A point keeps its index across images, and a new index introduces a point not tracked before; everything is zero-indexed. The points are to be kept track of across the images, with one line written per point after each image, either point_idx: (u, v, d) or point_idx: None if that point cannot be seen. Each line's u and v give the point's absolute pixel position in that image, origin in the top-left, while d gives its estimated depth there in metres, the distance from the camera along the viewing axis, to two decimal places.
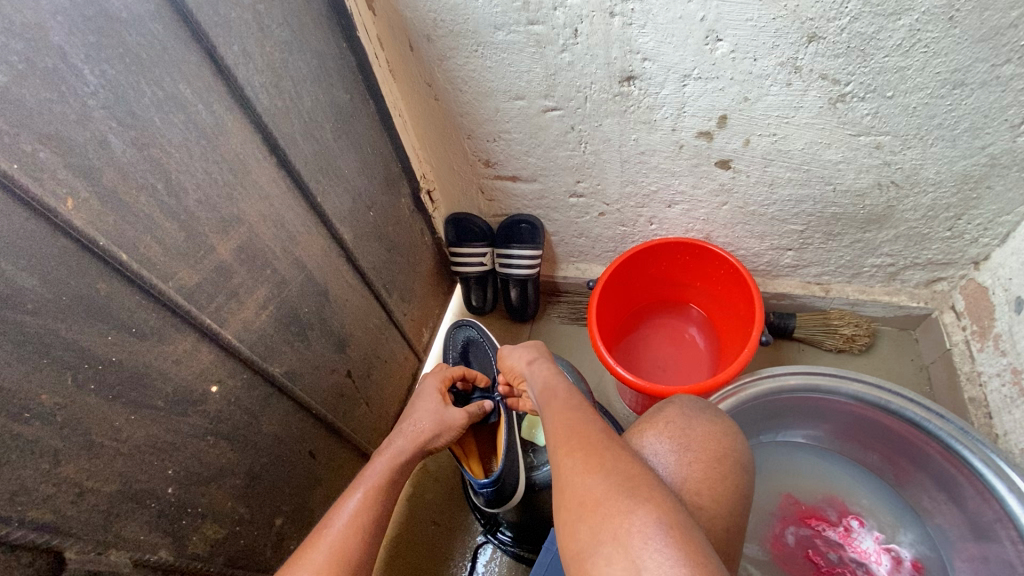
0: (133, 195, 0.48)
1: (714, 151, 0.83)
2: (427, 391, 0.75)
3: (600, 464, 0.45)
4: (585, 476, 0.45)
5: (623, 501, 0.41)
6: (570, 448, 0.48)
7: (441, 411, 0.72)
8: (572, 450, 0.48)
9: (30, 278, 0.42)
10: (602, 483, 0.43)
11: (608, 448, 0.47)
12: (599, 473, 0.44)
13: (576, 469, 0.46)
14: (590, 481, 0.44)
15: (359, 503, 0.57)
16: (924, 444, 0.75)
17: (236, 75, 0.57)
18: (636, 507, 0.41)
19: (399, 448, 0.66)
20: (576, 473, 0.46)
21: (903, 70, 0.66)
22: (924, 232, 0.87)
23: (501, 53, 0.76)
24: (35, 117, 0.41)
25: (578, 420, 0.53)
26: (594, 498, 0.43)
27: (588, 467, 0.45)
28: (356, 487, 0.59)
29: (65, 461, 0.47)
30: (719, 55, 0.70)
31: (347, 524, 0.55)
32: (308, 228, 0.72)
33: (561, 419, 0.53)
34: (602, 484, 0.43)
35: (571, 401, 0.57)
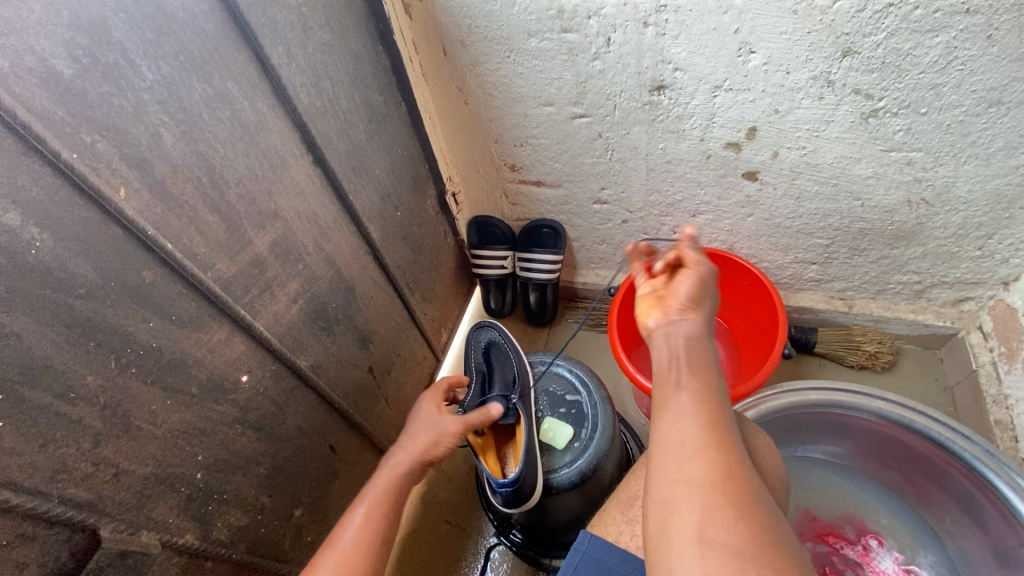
0: (179, 187, 0.50)
1: (742, 162, 0.83)
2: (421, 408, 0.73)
3: (729, 509, 0.38)
4: (706, 516, 0.38)
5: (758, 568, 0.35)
6: (695, 473, 0.40)
7: (434, 421, 0.70)
8: (694, 472, 0.40)
9: (82, 263, 0.44)
10: (730, 535, 0.37)
11: (742, 492, 0.39)
12: (728, 519, 0.38)
13: (698, 505, 0.39)
14: (712, 525, 0.38)
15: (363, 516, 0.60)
16: (948, 465, 0.74)
17: (280, 74, 0.59)
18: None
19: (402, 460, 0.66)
20: (698, 509, 0.39)
21: (938, 87, 0.66)
22: (953, 251, 0.86)
23: (533, 60, 0.78)
24: (95, 109, 0.42)
25: (708, 427, 0.43)
26: (721, 552, 0.36)
27: (716, 511, 0.38)
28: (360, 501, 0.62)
29: (104, 442, 0.48)
30: (751, 67, 0.70)
31: (358, 539, 0.58)
32: (339, 225, 0.73)
33: (682, 420, 0.44)
34: (731, 535, 0.37)
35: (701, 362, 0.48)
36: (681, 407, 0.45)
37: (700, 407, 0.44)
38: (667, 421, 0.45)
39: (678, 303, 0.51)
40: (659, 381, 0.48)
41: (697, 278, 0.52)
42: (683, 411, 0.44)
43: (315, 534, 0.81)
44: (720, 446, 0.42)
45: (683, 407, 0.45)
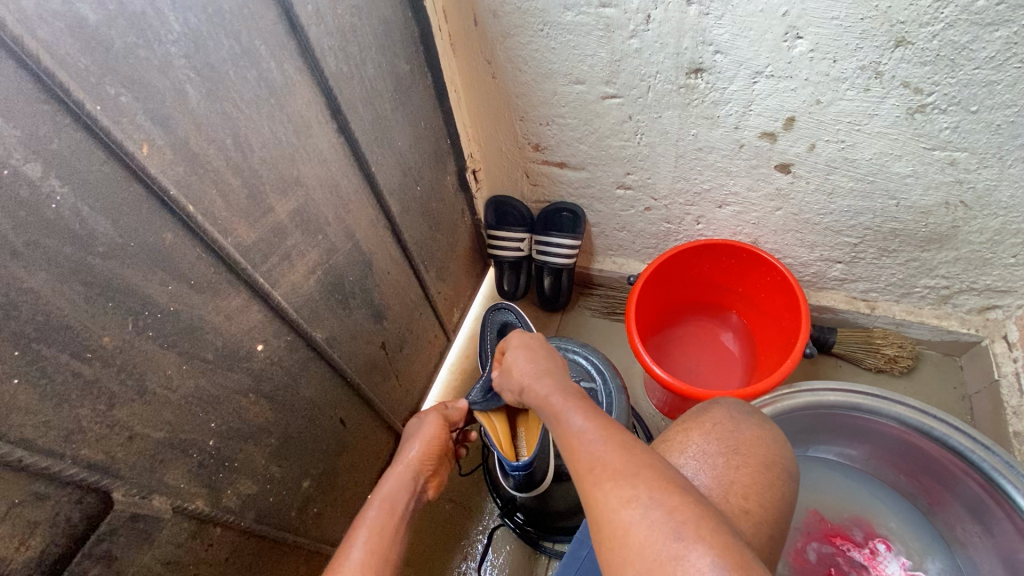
0: (203, 147, 0.48)
1: (775, 153, 0.81)
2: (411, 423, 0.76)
3: (638, 496, 0.42)
4: (625, 515, 0.41)
5: (674, 543, 0.39)
6: (599, 478, 0.44)
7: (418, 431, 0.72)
8: (609, 479, 0.44)
9: (102, 221, 0.42)
10: (648, 524, 0.40)
11: (645, 474, 0.43)
12: (639, 508, 0.41)
13: (614, 506, 0.42)
14: (632, 520, 0.41)
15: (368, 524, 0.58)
16: (965, 474, 0.73)
17: (308, 35, 0.56)
18: (688, 550, 0.38)
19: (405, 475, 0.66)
20: (617, 512, 0.42)
21: (992, 84, 0.63)
22: (987, 257, 0.84)
23: (567, 35, 0.75)
24: (120, 60, 0.40)
25: (604, 432, 0.49)
26: (649, 533, 0.40)
27: (629, 503, 0.42)
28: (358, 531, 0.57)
29: (119, 404, 0.47)
30: (796, 53, 0.67)
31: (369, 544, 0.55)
32: (360, 197, 0.72)
33: (580, 437, 0.49)
34: (648, 524, 0.40)
35: (579, 399, 0.55)
36: (580, 430, 0.50)
37: (594, 424, 0.50)
38: (570, 450, 0.49)
39: (535, 372, 0.61)
40: (556, 425, 0.53)
41: (524, 343, 0.67)
42: (580, 441, 0.49)
43: (321, 505, 0.81)
44: (613, 439, 0.47)
45: (578, 427, 0.50)
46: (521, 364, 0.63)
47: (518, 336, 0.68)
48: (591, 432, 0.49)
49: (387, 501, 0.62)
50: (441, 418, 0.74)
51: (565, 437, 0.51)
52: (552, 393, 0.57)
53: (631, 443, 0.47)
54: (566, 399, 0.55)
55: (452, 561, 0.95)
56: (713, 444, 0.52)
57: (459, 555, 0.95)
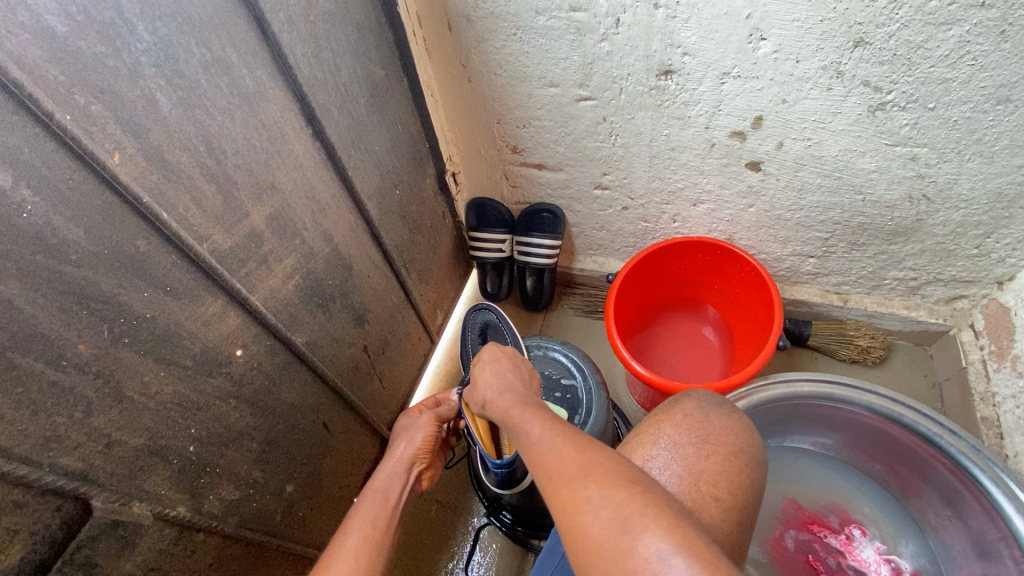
0: (176, 155, 0.49)
1: (746, 152, 0.83)
2: (403, 420, 0.78)
3: (589, 496, 0.42)
4: (581, 519, 0.42)
5: (627, 537, 0.39)
6: (554, 483, 0.45)
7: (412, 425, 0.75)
8: (564, 483, 0.45)
9: (75, 229, 0.43)
10: (601, 523, 0.41)
11: (594, 474, 0.44)
12: (592, 508, 0.42)
13: (570, 509, 0.43)
14: (588, 521, 0.42)
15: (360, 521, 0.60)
16: (933, 459, 0.75)
17: (280, 42, 0.57)
18: (637, 543, 0.39)
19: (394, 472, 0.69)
20: (574, 516, 0.42)
21: (947, 82, 0.66)
22: (950, 249, 0.87)
23: (540, 39, 0.76)
24: (89, 70, 0.41)
25: (556, 435, 0.49)
26: (604, 530, 0.41)
27: (582, 505, 0.42)
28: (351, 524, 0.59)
29: (97, 412, 0.48)
30: (761, 54, 0.69)
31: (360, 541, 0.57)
32: (337, 201, 0.72)
33: (536, 441, 0.50)
34: (600, 523, 0.41)
35: (540, 409, 0.55)
36: (535, 438, 0.51)
37: (547, 429, 0.51)
38: (529, 458, 0.50)
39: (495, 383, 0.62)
40: (516, 436, 0.54)
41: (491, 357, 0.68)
42: (540, 447, 0.50)
43: (305, 510, 0.81)
44: (564, 441, 0.48)
45: (533, 434, 0.51)
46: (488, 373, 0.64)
47: (489, 349, 0.69)
48: (544, 438, 0.50)
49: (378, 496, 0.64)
50: (436, 416, 0.76)
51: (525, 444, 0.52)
52: (509, 402, 0.58)
53: (580, 443, 0.48)
54: (525, 409, 0.56)
55: (439, 561, 0.96)
56: (684, 434, 0.54)
57: (446, 555, 0.96)
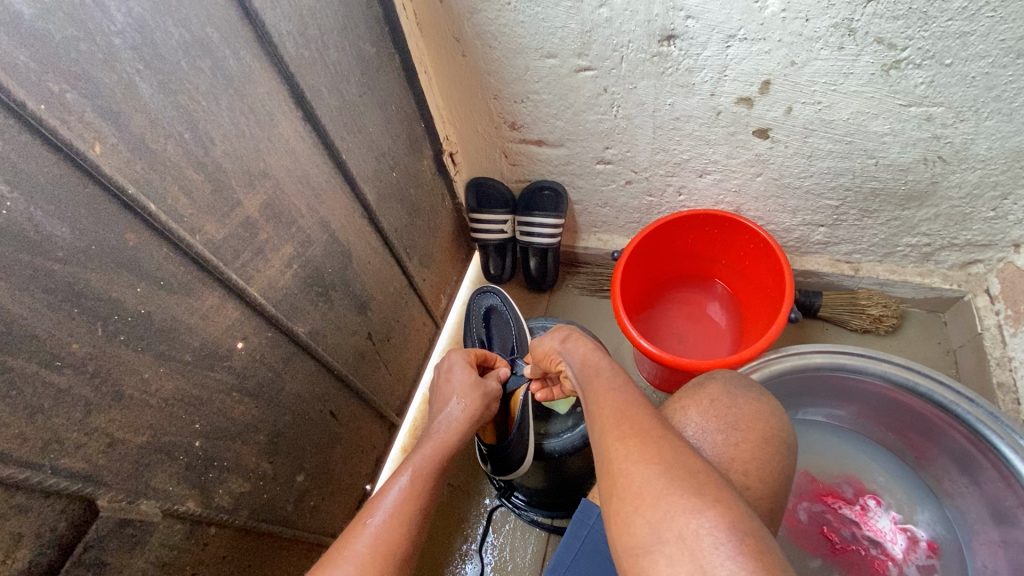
0: (160, 143, 0.47)
1: (753, 119, 0.80)
2: (457, 364, 0.73)
3: (660, 457, 0.43)
4: (642, 471, 0.43)
5: (686, 498, 0.40)
6: (623, 434, 0.46)
7: (477, 383, 0.71)
8: (631, 439, 0.46)
9: (59, 224, 0.41)
10: (663, 479, 0.42)
11: (669, 443, 0.45)
12: (659, 466, 0.42)
13: (632, 460, 0.44)
14: (647, 475, 0.42)
15: (405, 488, 0.54)
16: (951, 427, 0.74)
17: (263, 20, 0.54)
18: (699, 506, 0.39)
19: (449, 439, 0.63)
20: (635, 468, 0.43)
21: (966, 35, 0.62)
22: (967, 212, 0.84)
23: (535, 7, 0.72)
24: (60, 55, 0.39)
25: (633, 396, 0.51)
26: (661, 486, 0.41)
27: (647, 461, 0.43)
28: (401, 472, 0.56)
29: (96, 411, 0.47)
30: (768, 14, 0.66)
31: (392, 514, 0.51)
32: (333, 186, 0.70)
33: (612, 393, 0.52)
34: (662, 481, 0.41)
35: (617, 374, 0.55)
36: (613, 391, 0.52)
37: (628, 391, 0.52)
38: (599, 407, 0.51)
39: (576, 341, 0.63)
40: (587, 385, 0.56)
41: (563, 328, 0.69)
42: (612, 405, 0.50)
43: (318, 498, 0.81)
44: (644, 406, 0.50)
45: (610, 387, 0.53)
46: (561, 336, 0.66)
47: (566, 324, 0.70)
48: (621, 393, 0.52)
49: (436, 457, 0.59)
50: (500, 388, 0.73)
51: (596, 400, 0.53)
52: (592, 361, 0.59)
53: (657, 415, 0.49)
54: (605, 371, 0.56)
55: (453, 545, 0.96)
56: (712, 421, 0.51)
57: (460, 538, 0.96)
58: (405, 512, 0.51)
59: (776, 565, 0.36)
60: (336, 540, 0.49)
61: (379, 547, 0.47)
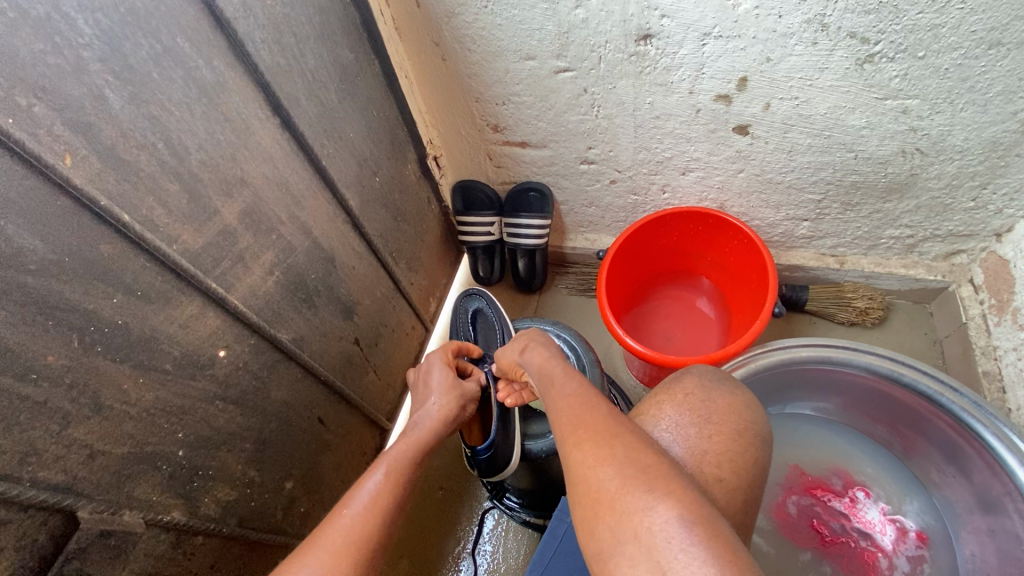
0: (133, 154, 0.47)
1: (732, 116, 0.80)
2: (434, 366, 0.74)
3: (612, 455, 0.44)
4: (598, 473, 0.43)
5: (640, 495, 0.40)
6: (579, 439, 0.47)
7: (453, 384, 0.72)
8: (585, 441, 0.46)
9: (31, 237, 0.41)
10: (617, 478, 0.42)
11: (622, 438, 0.45)
12: (613, 464, 0.43)
13: (588, 464, 0.44)
14: (604, 476, 0.43)
15: (381, 483, 0.54)
16: (935, 416, 0.75)
17: (236, 28, 0.55)
18: (653, 502, 0.40)
19: (424, 436, 0.64)
20: (591, 471, 0.44)
21: (937, 28, 0.63)
22: (947, 203, 0.85)
23: (512, 10, 0.73)
24: (27, 68, 0.39)
25: (588, 399, 0.52)
26: (615, 485, 0.42)
27: (602, 461, 0.44)
28: (377, 466, 0.56)
29: (74, 423, 0.47)
30: (742, 11, 0.66)
31: (369, 505, 0.52)
32: (313, 193, 0.70)
33: (568, 400, 0.52)
34: (617, 480, 0.42)
35: (575, 381, 0.56)
36: (570, 397, 0.53)
37: (582, 393, 0.53)
38: (558, 414, 0.52)
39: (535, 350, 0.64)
40: (548, 394, 0.57)
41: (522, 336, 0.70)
42: (569, 412, 0.51)
43: (308, 505, 0.81)
44: (598, 406, 0.50)
45: (567, 394, 0.54)
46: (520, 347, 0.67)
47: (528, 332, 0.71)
48: (576, 399, 0.52)
49: (412, 451, 0.60)
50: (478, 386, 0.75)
51: (556, 410, 0.53)
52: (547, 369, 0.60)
53: (613, 412, 0.49)
54: (563, 376, 0.57)
55: (445, 548, 0.96)
56: (684, 415, 0.52)
57: (453, 541, 0.96)
58: (381, 505, 0.52)
59: (730, 553, 0.36)
60: (307, 539, 0.48)
61: (351, 537, 0.48)
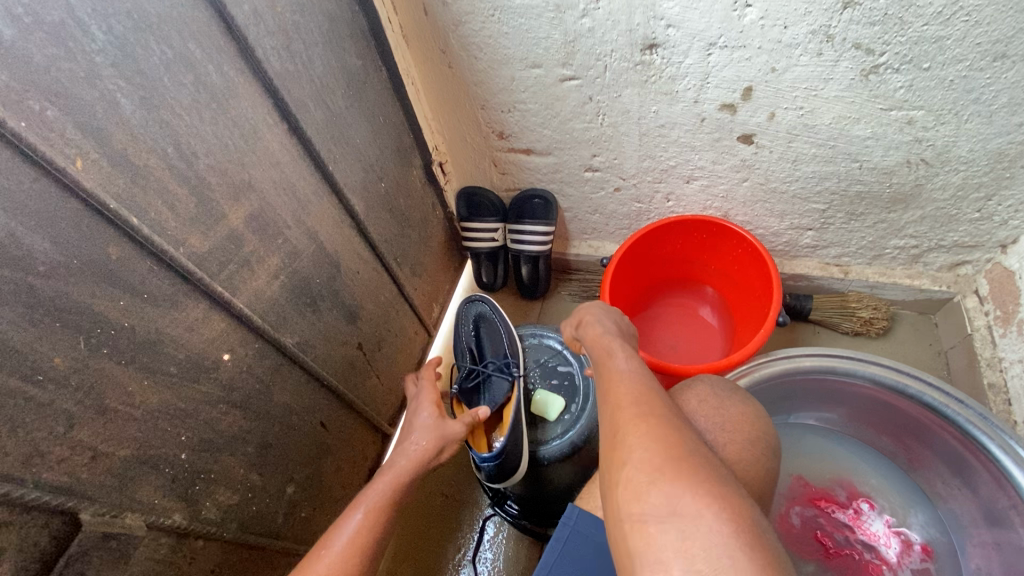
0: (143, 158, 0.47)
1: (737, 125, 0.80)
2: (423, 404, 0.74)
3: (681, 442, 0.43)
4: (662, 452, 0.42)
5: (705, 486, 0.40)
6: (645, 414, 0.45)
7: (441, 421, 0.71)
8: (651, 418, 0.45)
9: (40, 239, 0.41)
10: (679, 465, 0.41)
11: (687, 431, 0.45)
12: (679, 450, 0.42)
13: (653, 440, 0.43)
14: (668, 456, 0.42)
15: (362, 520, 0.55)
16: (940, 428, 0.74)
17: (247, 35, 0.55)
18: (717, 497, 0.39)
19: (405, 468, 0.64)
20: (655, 447, 0.43)
21: (942, 40, 0.63)
22: (952, 214, 0.84)
23: (518, 18, 0.73)
24: (41, 73, 0.39)
25: (652, 380, 0.50)
26: (680, 470, 0.41)
27: (667, 445, 0.43)
28: (356, 506, 0.57)
29: (79, 425, 0.47)
30: (747, 22, 0.66)
31: (348, 544, 0.53)
32: (319, 198, 0.71)
33: (628, 373, 0.51)
34: (684, 465, 0.41)
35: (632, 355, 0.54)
36: (628, 370, 0.51)
37: (643, 371, 0.51)
38: (610, 386, 0.50)
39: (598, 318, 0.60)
40: (602, 361, 0.54)
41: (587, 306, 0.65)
42: (628, 384, 0.49)
43: (309, 510, 0.80)
44: (663, 391, 0.49)
45: (628, 366, 0.52)
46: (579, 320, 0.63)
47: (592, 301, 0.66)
48: (639, 375, 0.50)
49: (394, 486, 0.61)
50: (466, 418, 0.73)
51: (611, 378, 0.51)
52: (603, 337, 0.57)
53: (669, 404, 0.49)
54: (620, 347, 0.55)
55: (445, 555, 0.95)
56: (706, 419, 0.52)
57: (453, 548, 0.96)
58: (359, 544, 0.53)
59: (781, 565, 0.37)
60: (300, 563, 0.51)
61: None
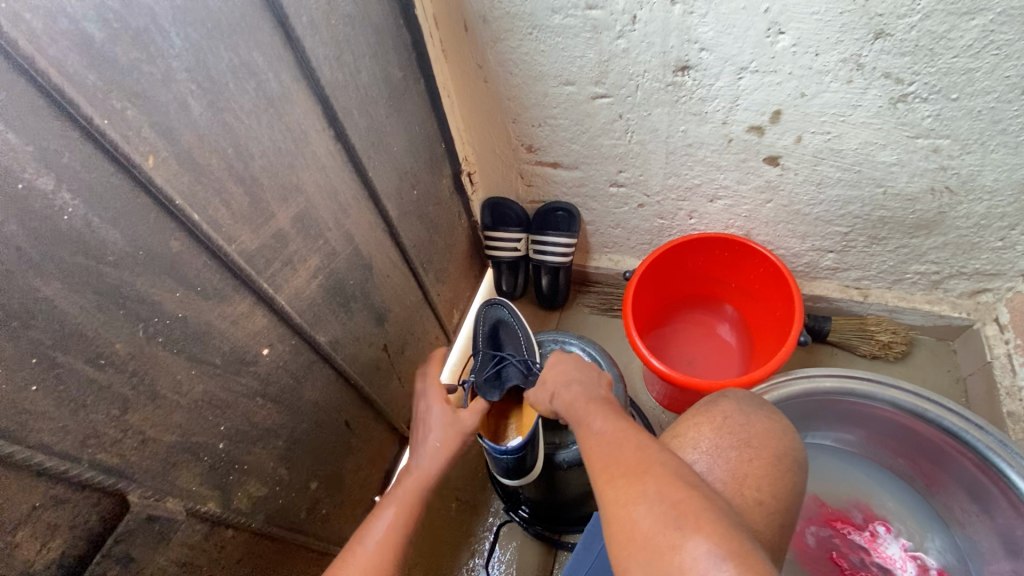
0: (207, 158, 0.50)
1: (764, 147, 0.82)
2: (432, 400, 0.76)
3: (643, 491, 0.44)
4: (631, 510, 0.43)
5: (673, 530, 0.40)
6: (611, 476, 0.47)
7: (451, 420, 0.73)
8: (616, 478, 0.46)
9: (112, 230, 0.44)
10: (652, 517, 0.42)
11: (653, 472, 0.45)
12: (645, 501, 0.43)
13: (621, 502, 0.44)
14: (637, 513, 0.43)
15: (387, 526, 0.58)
16: (959, 454, 0.74)
17: (304, 45, 0.58)
18: (685, 538, 0.39)
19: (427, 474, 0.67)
20: (624, 508, 0.44)
21: (971, 72, 0.65)
22: (974, 242, 0.86)
23: (556, 37, 0.76)
24: (125, 75, 0.42)
25: (620, 434, 0.53)
26: (650, 521, 0.42)
27: (636, 499, 0.44)
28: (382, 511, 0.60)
29: (132, 409, 0.49)
30: (779, 48, 0.69)
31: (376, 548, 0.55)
32: (358, 202, 0.73)
33: (599, 440, 0.54)
34: (652, 516, 0.42)
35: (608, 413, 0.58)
36: (601, 435, 0.54)
37: (612, 429, 0.54)
38: (590, 451, 0.53)
39: (566, 378, 0.69)
40: (581, 433, 0.58)
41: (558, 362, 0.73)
42: (601, 450, 0.52)
43: (329, 507, 0.82)
44: (625, 443, 0.50)
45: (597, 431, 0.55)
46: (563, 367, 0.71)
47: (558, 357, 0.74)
48: (608, 435, 0.53)
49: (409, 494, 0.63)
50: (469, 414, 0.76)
51: (588, 447, 0.54)
52: (578, 401, 0.63)
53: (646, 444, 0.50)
54: (591, 407, 0.60)
55: (460, 559, 0.96)
56: (725, 439, 0.53)
57: (467, 553, 0.97)
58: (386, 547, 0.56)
59: None
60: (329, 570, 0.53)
61: None
